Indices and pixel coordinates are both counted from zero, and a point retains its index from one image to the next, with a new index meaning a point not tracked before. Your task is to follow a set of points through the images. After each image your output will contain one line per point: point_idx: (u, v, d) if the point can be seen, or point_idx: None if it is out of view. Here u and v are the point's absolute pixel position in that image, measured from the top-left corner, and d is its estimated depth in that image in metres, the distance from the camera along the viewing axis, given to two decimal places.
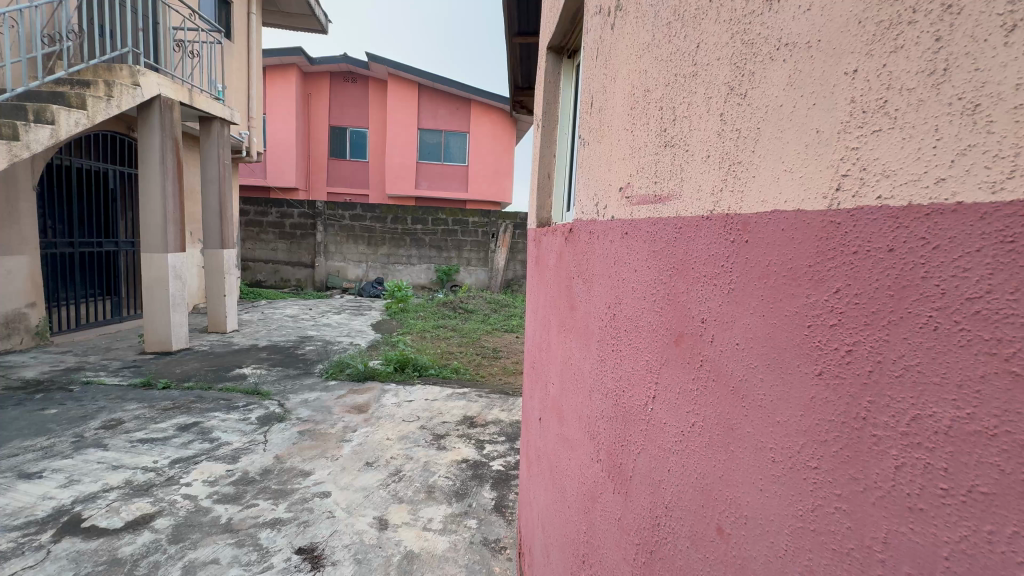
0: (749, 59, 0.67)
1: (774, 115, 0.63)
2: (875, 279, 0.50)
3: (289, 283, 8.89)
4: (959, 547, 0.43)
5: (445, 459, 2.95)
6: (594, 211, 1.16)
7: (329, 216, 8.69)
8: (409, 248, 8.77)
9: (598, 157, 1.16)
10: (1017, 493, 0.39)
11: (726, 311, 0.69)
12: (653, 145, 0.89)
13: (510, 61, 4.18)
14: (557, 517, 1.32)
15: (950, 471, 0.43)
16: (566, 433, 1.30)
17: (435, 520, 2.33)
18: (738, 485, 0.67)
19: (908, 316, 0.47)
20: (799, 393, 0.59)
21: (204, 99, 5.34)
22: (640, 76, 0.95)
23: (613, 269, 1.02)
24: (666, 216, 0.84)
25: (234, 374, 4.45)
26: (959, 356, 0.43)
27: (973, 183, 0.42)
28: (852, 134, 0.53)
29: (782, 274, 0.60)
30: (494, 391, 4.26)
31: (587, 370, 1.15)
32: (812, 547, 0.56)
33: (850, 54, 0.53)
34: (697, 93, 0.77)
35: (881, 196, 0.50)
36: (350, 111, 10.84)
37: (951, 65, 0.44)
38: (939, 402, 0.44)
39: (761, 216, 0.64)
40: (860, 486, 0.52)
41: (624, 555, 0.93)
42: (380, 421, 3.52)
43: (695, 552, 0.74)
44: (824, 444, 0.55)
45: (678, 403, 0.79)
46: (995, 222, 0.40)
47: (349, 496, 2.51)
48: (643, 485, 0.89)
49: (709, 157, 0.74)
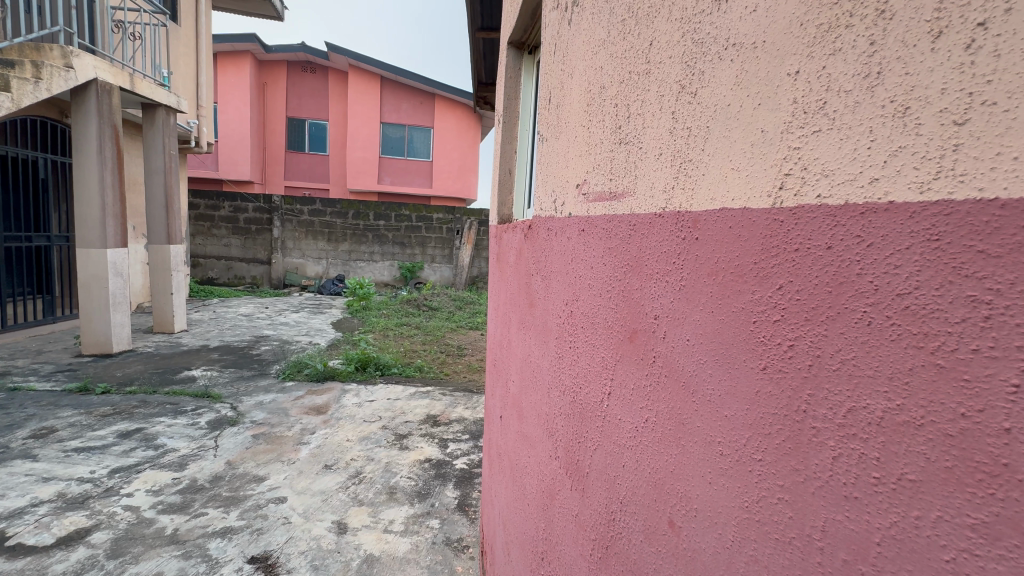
0: (698, 59, 0.67)
1: (721, 113, 0.63)
2: (814, 275, 0.52)
3: (243, 280, 8.50)
4: (889, 532, 0.46)
5: (408, 460, 2.90)
6: (552, 208, 1.14)
7: (286, 212, 8.36)
8: (371, 244, 8.55)
9: (554, 154, 1.14)
10: (941, 479, 0.43)
11: (678, 307, 0.70)
12: (609, 142, 0.89)
13: (473, 55, 4.12)
14: (517, 515, 1.31)
15: (882, 460, 0.47)
16: (525, 431, 1.28)
17: (396, 521, 2.28)
18: (689, 479, 0.68)
19: (844, 311, 0.49)
20: (744, 387, 0.60)
21: (146, 85, 5.01)
22: (596, 73, 0.94)
23: (570, 265, 1.00)
24: (621, 213, 0.84)
25: (181, 377, 4.21)
26: (891, 350, 0.46)
27: (903, 183, 0.45)
28: (794, 134, 0.54)
29: (729, 271, 0.62)
30: (458, 389, 4.23)
31: (544, 368, 1.14)
32: (756, 537, 0.58)
33: (792, 55, 0.54)
34: (650, 91, 0.77)
35: (820, 195, 0.51)
36: (308, 102, 10.46)
37: (883, 69, 0.46)
38: (872, 394, 0.47)
39: (711, 212, 0.64)
40: (801, 476, 0.54)
41: (582, 551, 0.93)
42: (340, 421, 3.43)
43: (648, 546, 0.75)
44: (767, 437, 0.57)
45: (632, 400, 0.80)
46: (922, 221, 0.43)
47: (307, 501, 2.43)
48: (599, 480, 0.89)
49: (661, 155, 0.74)
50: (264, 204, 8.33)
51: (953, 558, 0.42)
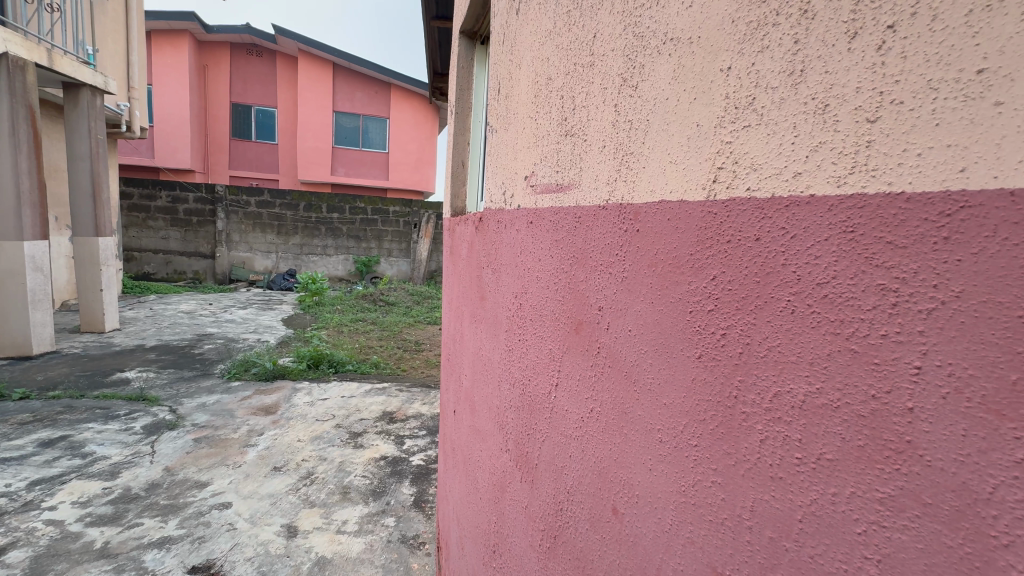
0: (639, 52, 0.68)
1: (660, 107, 0.64)
2: (744, 265, 0.54)
3: (184, 275, 7.99)
4: (809, 509, 0.49)
5: (362, 458, 2.83)
6: (502, 200, 1.13)
7: (231, 203, 7.91)
8: (324, 238, 8.24)
9: (504, 146, 1.13)
10: (853, 457, 0.46)
11: (621, 298, 0.71)
12: (555, 134, 0.88)
13: (428, 44, 4.03)
14: (470, 509, 1.30)
15: (804, 441, 0.49)
16: (477, 425, 1.27)
17: (349, 522, 2.22)
18: (631, 466, 0.70)
19: (770, 300, 0.51)
20: (681, 376, 0.62)
21: (67, 62, 4.56)
22: (543, 64, 0.94)
23: (518, 258, 1.00)
24: (567, 205, 0.84)
25: (113, 379, 3.91)
26: (811, 337, 0.48)
27: (823, 178, 0.47)
28: (726, 129, 0.56)
29: (667, 261, 0.63)
30: (415, 384, 4.17)
31: (495, 361, 1.13)
32: (692, 520, 0.61)
33: (725, 51, 0.56)
34: (593, 83, 0.77)
35: (750, 188, 0.53)
36: (254, 88, 9.92)
37: (806, 67, 0.48)
38: (795, 379, 0.50)
39: (651, 205, 0.65)
40: (732, 459, 0.56)
41: (532, 542, 0.93)
42: (291, 421, 3.30)
43: (593, 533, 0.77)
44: (702, 423, 0.59)
45: (578, 391, 0.81)
46: (839, 213, 0.46)
47: (253, 505, 2.33)
48: (548, 472, 0.89)
49: (604, 147, 0.75)
50: (206, 194, 7.85)
51: (865, 530, 0.45)
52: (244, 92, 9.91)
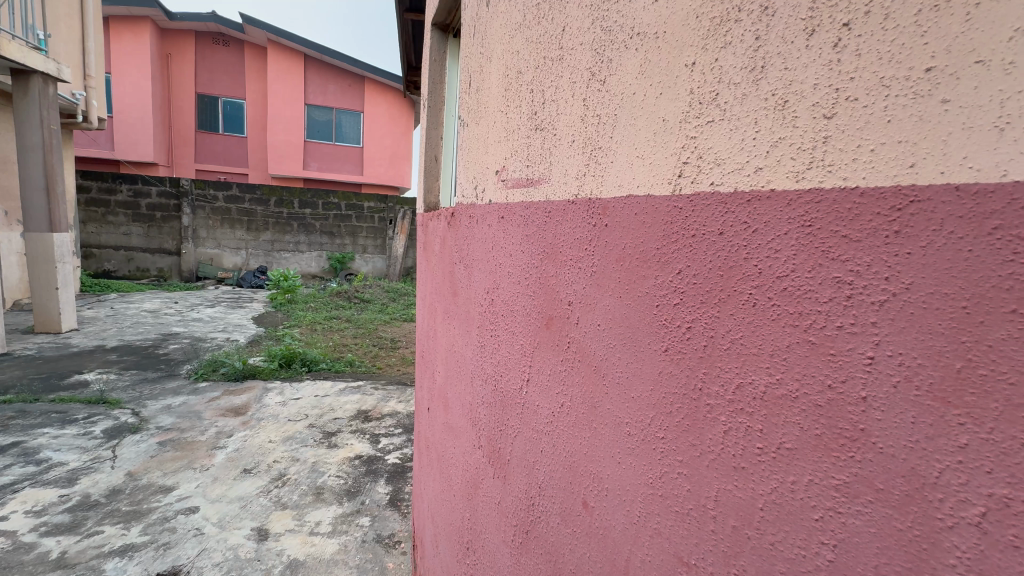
0: (607, 46, 0.68)
1: (628, 103, 0.64)
2: (708, 259, 0.54)
3: (148, 273, 7.68)
4: (770, 498, 0.50)
5: (336, 458, 2.78)
6: (473, 194, 1.11)
7: (197, 197, 7.64)
8: (296, 234, 8.03)
9: (475, 139, 1.11)
10: (811, 446, 0.47)
11: (590, 292, 0.71)
12: (526, 128, 0.88)
13: (401, 37, 3.95)
14: (444, 506, 1.29)
15: (765, 431, 0.50)
16: (450, 422, 1.26)
17: (322, 523, 2.18)
18: (600, 460, 0.70)
19: (733, 294, 0.52)
20: (648, 369, 0.62)
21: (16, 47, 4.30)
22: (513, 56, 0.93)
23: (490, 253, 0.98)
24: (537, 200, 0.83)
25: (71, 382, 3.73)
26: (772, 330, 0.49)
27: (783, 173, 0.48)
28: (691, 124, 0.56)
29: (634, 257, 0.63)
30: (391, 382, 4.12)
31: (468, 357, 1.12)
32: (660, 511, 0.61)
33: (689, 46, 0.56)
34: (562, 78, 0.77)
35: (715, 183, 0.54)
36: (221, 78, 9.58)
37: (766, 64, 0.49)
38: (757, 370, 0.51)
39: (619, 199, 0.65)
40: (697, 451, 0.57)
41: (504, 537, 0.93)
42: (261, 422, 3.21)
43: (564, 527, 0.77)
44: (669, 415, 0.60)
45: (548, 385, 0.81)
46: (798, 208, 0.47)
47: (222, 509, 2.26)
48: (519, 468, 0.89)
49: (574, 141, 0.75)
50: (170, 188, 7.55)
51: (821, 516, 0.46)
52: (210, 83, 9.57)
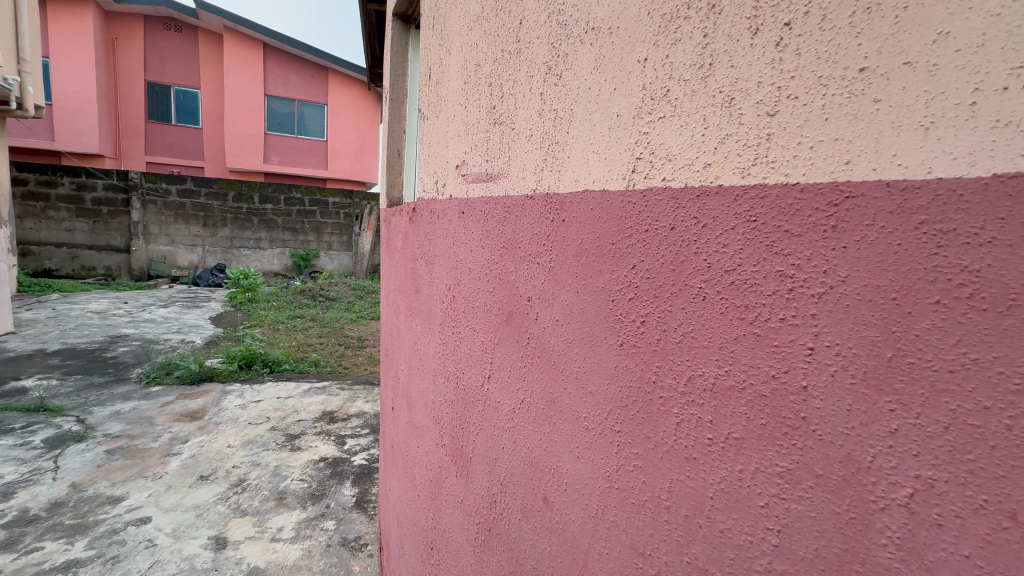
0: (563, 40, 0.68)
1: (583, 98, 0.65)
2: (660, 254, 0.55)
3: (93, 271, 7.22)
4: (719, 487, 0.51)
5: (299, 461, 2.70)
6: (434, 189, 1.09)
7: (148, 191, 7.23)
8: (257, 230, 7.74)
9: (435, 133, 1.09)
10: (757, 436, 0.48)
11: (548, 288, 0.71)
12: (485, 122, 0.87)
13: (364, 28, 3.85)
14: (409, 507, 1.27)
15: (714, 422, 0.52)
16: (414, 421, 1.24)
17: (285, 529, 2.12)
18: (559, 455, 0.70)
19: (684, 288, 0.53)
20: (604, 364, 0.63)
21: None
22: (472, 49, 0.91)
23: (451, 249, 0.97)
24: (496, 195, 0.83)
25: (7, 389, 3.47)
26: (721, 323, 0.50)
27: (729, 169, 0.49)
28: (643, 120, 0.57)
29: (591, 252, 0.63)
30: (358, 382, 4.02)
31: (430, 355, 1.10)
32: (617, 504, 0.62)
33: (641, 43, 0.57)
34: (520, 71, 0.76)
35: (666, 178, 0.55)
36: (173, 66, 9.07)
37: (714, 61, 0.50)
38: (706, 363, 0.52)
39: (575, 194, 0.66)
40: (651, 443, 0.58)
41: (467, 535, 0.93)
42: (219, 427, 3.08)
43: (525, 524, 0.77)
44: (624, 409, 0.60)
45: (509, 381, 0.80)
46: (743, 204, 0.48)
47: (177, 518, 2.16)
48: (481, 465, 0.88)
49: (531, 136, 0.74)
50: (117, 182, 7.12)
51: (767, 503, 0.48)
52: (161, 71, 9.05)
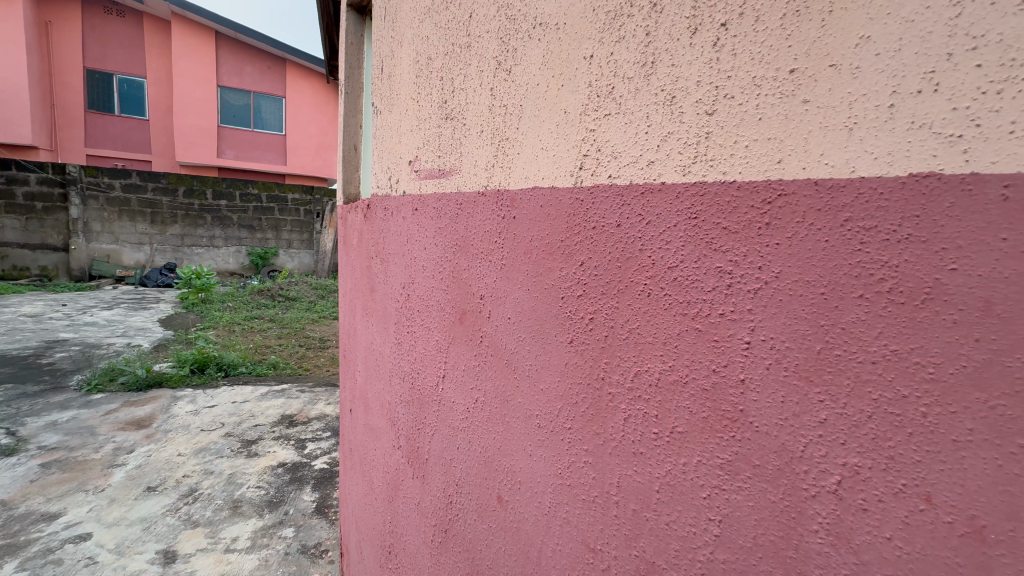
0: (512, 35, 0.67)
1: (533, 93, 0.64)
2: (608, 250, 0.55)
3: (27, 271, 6.69)
4: (665, 481, 0.52)
5: (256, 467, 2.59)
6: (387, 185, 1.06)
7: (88, 186, 6.76)
8: (210, 227, 7.38)
9: (388, 127, 1.06)
10: (699, 429, 0.49)
11: (500, 286, 0.70)
12: (436, 118, 0.85)
13: (323, 19, 3.73)
14: (367, 511, 1.24)
15: (659, 416, 0.52)
16: (371, 423, 1.21)
17: (240, 539, 2.03)
18: (513, 453, 0.70)
19: (630, 284, 0.53)
20: (555, 360, 0.63)
21: None
22: (423, 42, 0.89)
23: (405, 246, 0.95)
24: (449, 191, 0.81)
25: None
26: (666, 319, 0.51)
27: (671, 166, 0.50)
28: (590, 117, 0.57)
29: (541, 248, 0.63)
30: (319, 384, 3.90)
31: (386, 355, 1.07)
32: (568, 501, 0.62)
33: (587, 40, 0.57)
34: (471, 65, 0.75)
35: (612, 175, 0.55)
36: (115, 52, 8.51)
37: (656, 59, 0.50)
38: (652, 358, 0.52)
39: (525, 191, 0.65)
40: (601, 439, 0.58)
41: (424, 538, 0.91)
42: (169, 434, 2.92)
43: (481, 524, 0.76)
44: (574, 406, 0.61)
45: (463, 381, 0.79)
46: (685, 201, 0.48)
47: (121, 533, 2.03)
48: (437, 466, 0.87)
49: (482, 132, 0.73)
50: (53, 175, 6.61)
51: (709, 494, 0.49)
52: (101, 57, 8.48)
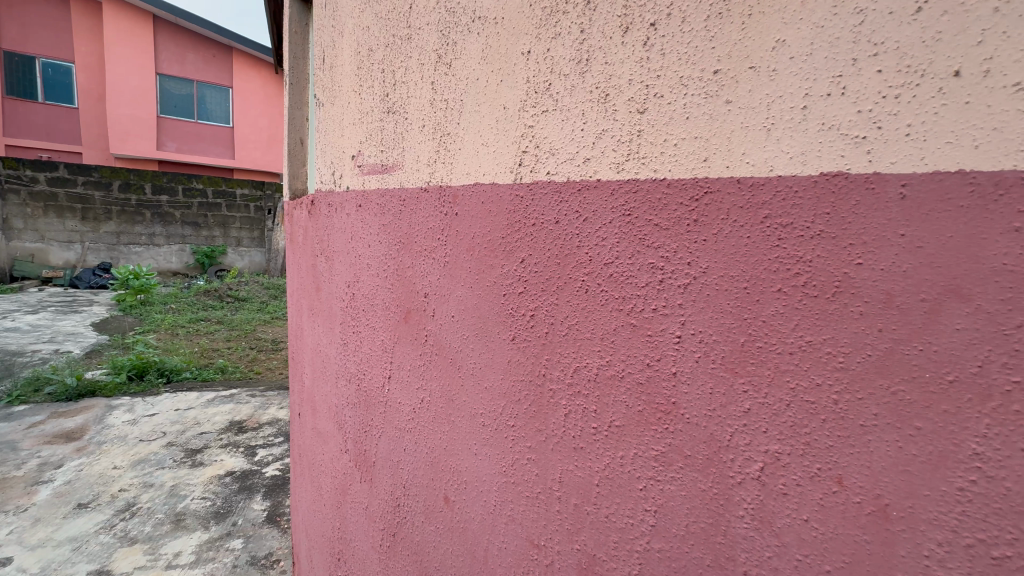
0: (452, 28, 0.66)
1: (473, 88, 0.63)
2: (547, 247, 0.55)
3: None
4: (603, 474, 0.53)
5: (201, 477, 2.46)
6: (331, 180, 1.02)
7: (8, 179, 6.18)
8: (150, 224, 6.91)
9: (331, 120, 1.02)
10: (635, 422, 0.50)
11: (443, 283, 0.69)
12: (378, 111, 0.82)
13: None
14: (316, 518, 1.19)
15: (599, 411, 0.53)
16: (319, 426, 1.17)
17: (182, 554, 1.91)
18: (458, 453, 0.69)
19: (568, 281, 0.53)
20: (498, 358, 0.62)
21: None
22: (364, 32, 0.86)
23: (350, 244, 0.92)
24: (391, 187, 0.79)
25: None
26: (602, 316, 0.51)
27: (606, 164, 0.50)
28: (529, 113, 0.57)
29: (483, 245, 0.62)
30: (271, 388, 3.74)
31: (332, 356, 1.04)
32: (513, 499, 0.62)
33: (524, 36, 0.56)
34: (411, 58, 0.73)
35: (550, 172, 0.55)
36: (38, 34, 7.83)
37: (590, 57, 0.50)
38: (590, 354, 0.53)
39: (466, 187, 0.64)
40: (543, 436, 0.58)
41: (373, 543, 0.89)
42: (104, 446, 2.72)
43: (428, 525, 0.75)
44: (517, 403, 0.60)
45: (409, 381, 0.77)
46: (619, 198, 0.49)
47: (47, 555, 1.88)
48: (384, 468, 0.85)
49: (424, 127, 0.71)
50: None
51: (645, 486, 0.50)
52: (22, 38, 7.77)
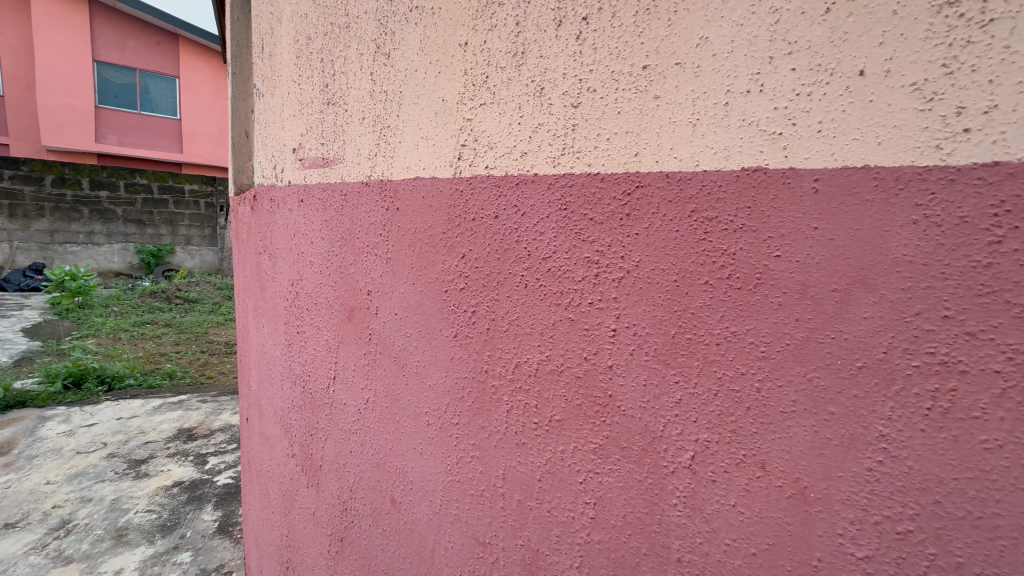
0: (391, 17, 0.64)
1: (412, 79, 0.61)
2: (487, 242, 0.54)
3: None
4: (544, 469, 0.53)
5: (145, 489, 2.32)
6: (273, 173, 0.98)
7: None
8: (88, 221, 6.44)
9: (271, 111, 0.98)
10: (574, 416, 0.50)
11: (386, 280, 0.67)
12: (319, 102, 0.79)
13: None
14: (265, 527, 1.15)
15: (539, 406, 0.53)
16: (266, 432, 1.12)
17: (124, 571, 1.80)
18: (404, 453, 0.67)
19: (507, 277, 0.53)
20: (442, 355, 0.61)
21: None
22: (302, 20, 0.83)
23: (292, 240, 0.88)
24: (333, 181, 0.76)
25: None
26: (540, 310, 0.51)
27: (542, 158, 0.50)
28: (467, 106, 0.56)
29: (424, 241, 0.61)
30: (224, 393, 3.58)
31: (277, 358, 1.00)
32: (458, 497, 0.61)
33: (461, 26, 0.55)
34: (350, 47, 0.71)
35: (488, 166, 0.54)
36: None
37: (525, 49, 0.50)
38: (530, 348, 0.53)
39: (407, 181, 0.63)
40: (486, 432, 0.58)
41: (320, 548, 0.86)
42: (36, 460, 2.53)
43: (375, 528, 0.73)
44: (461, 400, 0.60)
45: (354, 381, 0.75)
46: (555, 193, 0.49)
47: None
48: (331, 472, 0.82)
49: (364, 119, 0.69)
50: None
51: (584, 479, 0.50)
52: None
